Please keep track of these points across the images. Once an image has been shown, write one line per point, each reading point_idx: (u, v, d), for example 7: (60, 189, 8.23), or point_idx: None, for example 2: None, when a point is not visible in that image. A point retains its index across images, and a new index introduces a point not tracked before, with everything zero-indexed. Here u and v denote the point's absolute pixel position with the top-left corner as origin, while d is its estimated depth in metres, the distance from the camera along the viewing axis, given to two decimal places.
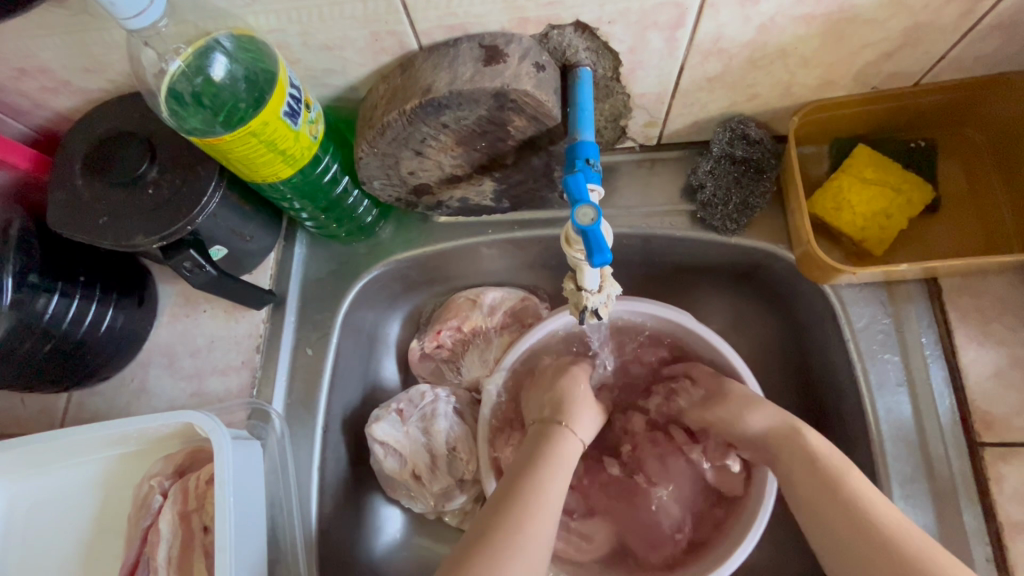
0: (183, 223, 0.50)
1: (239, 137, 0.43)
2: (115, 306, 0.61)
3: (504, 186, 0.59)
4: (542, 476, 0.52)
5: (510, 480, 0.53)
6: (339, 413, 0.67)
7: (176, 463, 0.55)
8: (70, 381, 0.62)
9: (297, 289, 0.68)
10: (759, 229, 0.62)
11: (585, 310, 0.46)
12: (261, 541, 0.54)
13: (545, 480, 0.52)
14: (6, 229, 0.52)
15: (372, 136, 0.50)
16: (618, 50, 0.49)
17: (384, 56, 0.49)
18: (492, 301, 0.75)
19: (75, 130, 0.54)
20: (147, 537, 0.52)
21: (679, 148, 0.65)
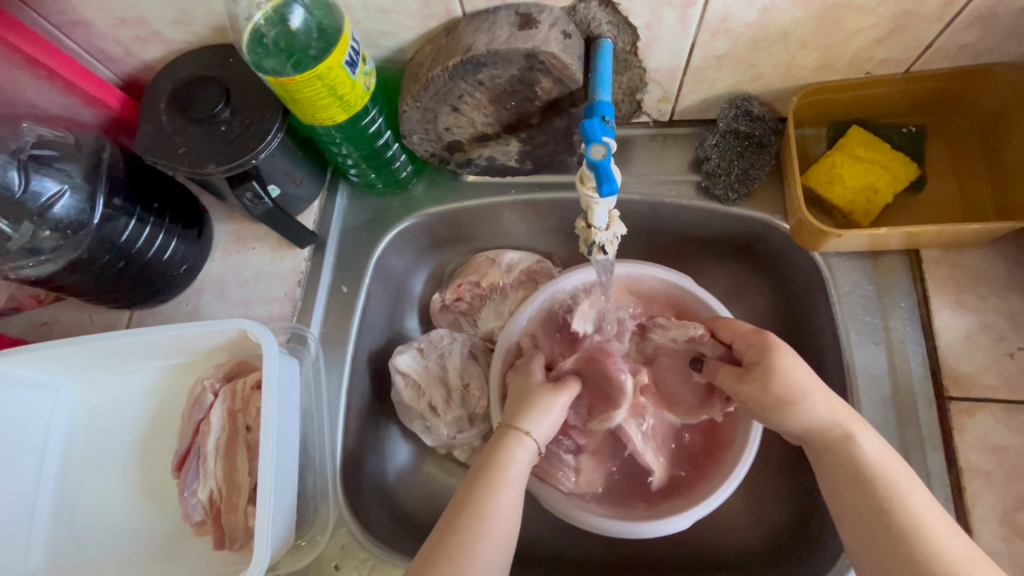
0: (249, 156, 0.58)
1: (307, 78, 0.51)
2: (179, 236, 0.69)
3: (528, 146, 0.66)
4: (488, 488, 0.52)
5: (458, 504, 0.51)
6: (367, 347, 0.75)
7: (225, 369, 0.63)
8: (134, 298, 0.69)
9: (336, 234, 0.75)
10: (758, 200, 0.68)
11: (593, 245, 0.53)
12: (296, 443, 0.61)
13: (493, 504, 0.51)
14: (99, 157, 0.61)
15: (417, 90, 0.58)
16: (636, 25, 0.56)
17: (432, 21, 0.57)
18: (509, 260, 0.82)
19: (161, 75, 0.63)
20: (199, 428, 0.60)
21: (690, 126, 0.71)
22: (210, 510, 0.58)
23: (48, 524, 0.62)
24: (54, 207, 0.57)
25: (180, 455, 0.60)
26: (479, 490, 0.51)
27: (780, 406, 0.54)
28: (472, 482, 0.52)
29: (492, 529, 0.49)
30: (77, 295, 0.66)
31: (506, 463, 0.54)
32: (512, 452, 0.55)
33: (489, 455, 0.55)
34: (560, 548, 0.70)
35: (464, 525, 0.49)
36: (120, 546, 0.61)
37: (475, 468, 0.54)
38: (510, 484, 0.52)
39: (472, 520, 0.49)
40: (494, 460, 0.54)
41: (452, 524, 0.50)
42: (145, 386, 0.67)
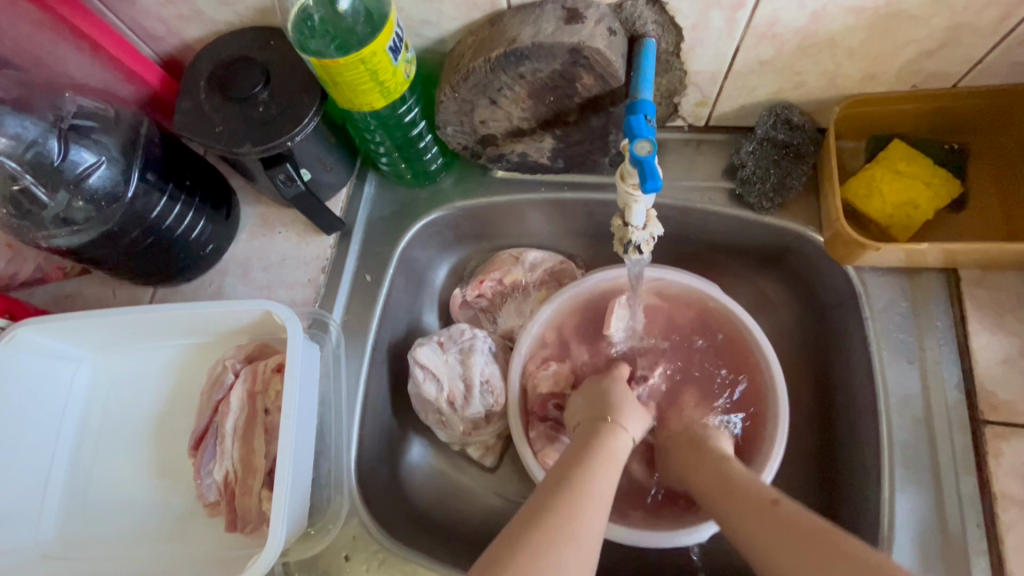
0: (284, 138, 0.58)
1: (350, 62, 0.50)
2: (207, 216, 0.69)
3: (563, 144, 0.66)
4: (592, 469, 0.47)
5: (557, 477, 0.47)
6: (387, 339, 0.74)
7: (246, 351, 0.63)
8: (161, 276, 0.70)
9: (363, 222, 0.75)
10: (792, 210, 0.67)
11: (629, 244, 0.52)
12: (313, 429, 0.60)
13: (596, 480, 0.47)
14: (137, 132, 0.61)
15: (456, 81, 0.58)
16: (681, 26, 0.56)
17: (476, 12, 0.56)
18: (533, 259, 0.81)
19: (202, 54, 0.63)
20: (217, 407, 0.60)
21: (725, 132, 0.70)
22: (224, 492, 0.58)
23: (61, 496, 0.62)
24: (89, 178, 0.57)
25: (198, 434, 0.60)
26: (581, 465, 0.48)
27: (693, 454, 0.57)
28: (572, 461, 0.49)
29: (592, 500, 0.44)
30: (102, 268, 0.66)
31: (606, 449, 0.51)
32: (612, 440, 0.52)
33: (586, 441, 0.52)
34: None
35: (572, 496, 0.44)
36: (131, 523, 0.61)
37: (571, 452, 0.51)
38: (612, 467, 0.49)
39: (576, 491, 0.45)
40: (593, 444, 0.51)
41: (553, 496, 0.45)
42: (165, 364, 0.67)
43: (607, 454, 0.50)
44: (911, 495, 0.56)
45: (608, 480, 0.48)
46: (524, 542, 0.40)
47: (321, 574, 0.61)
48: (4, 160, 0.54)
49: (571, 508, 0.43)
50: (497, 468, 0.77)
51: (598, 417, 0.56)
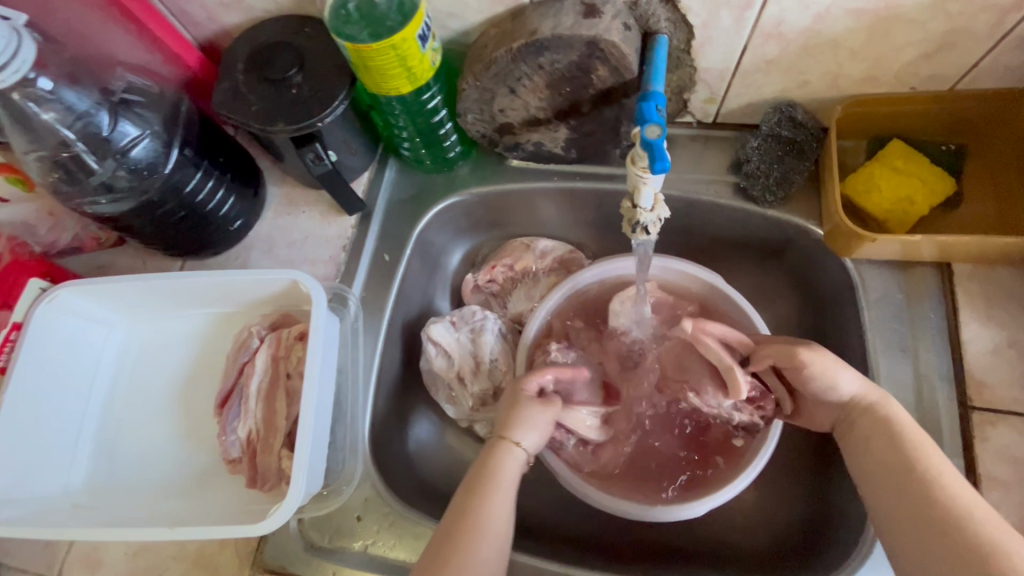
0: (316, 118, 0.62)
1: (382, 47, 0.54)
2: (236, 193, 0.73)
3: (576, 134, 0.69)
4: (475, 501, 0.51)
5: (451, 515, 0.52)
6: (402, 316, 0.77)
7: (270, 319, 0.66)
8: (190, 248, 0.74)
9: (383, 205, 0.78)
10: (794, 204, 0.70)
11: (637, 224, 0.55)
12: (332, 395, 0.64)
13: (484, 514, 0.51)
14: (177, 109, 0.65)
15: (479, 70, 0.61)
16: (693, 24, 0.59)
17: (499, 6, 0.60)
18: (544, 247, 0.85)
19: (239, 39, 0.66)
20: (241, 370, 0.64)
21: (732, 129, 0.73)
22: (246, 449, 0.61)
23: (91, 451, 0.66)
24: (132, 151, 0.61)
25: (223, 394, 0.63)
26: (471, 500, 0.52)
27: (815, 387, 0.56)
28: (463, 493, 0.52)
29: (481, 539, 0.49)
30: (135, 237, 0.69)
31: (493, 474, 0.53)
32: (501, 463, 0.54)
33: (476, 467, 0.54)
34: (575, 524, 0.72)
35: (457, 536, 0.50)
36: (158, 478, 0.64)
37: (466, 481, 0.54)
38: (500, 491, 0.52)
39: (465, 531, 0.50)
40: (480, 473, 0.54)
41: (444, 534, 0.50)
42: (192, 330, 0.70)
43: (495, 478, 0.53)
44: None
45: (499, 509, 0.52)
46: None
47: (334, 534, 0.64)
48: (59, 128, 0.58)
49: (457, 553, 0.49)
50: None
51: (493, 436, 0.57)
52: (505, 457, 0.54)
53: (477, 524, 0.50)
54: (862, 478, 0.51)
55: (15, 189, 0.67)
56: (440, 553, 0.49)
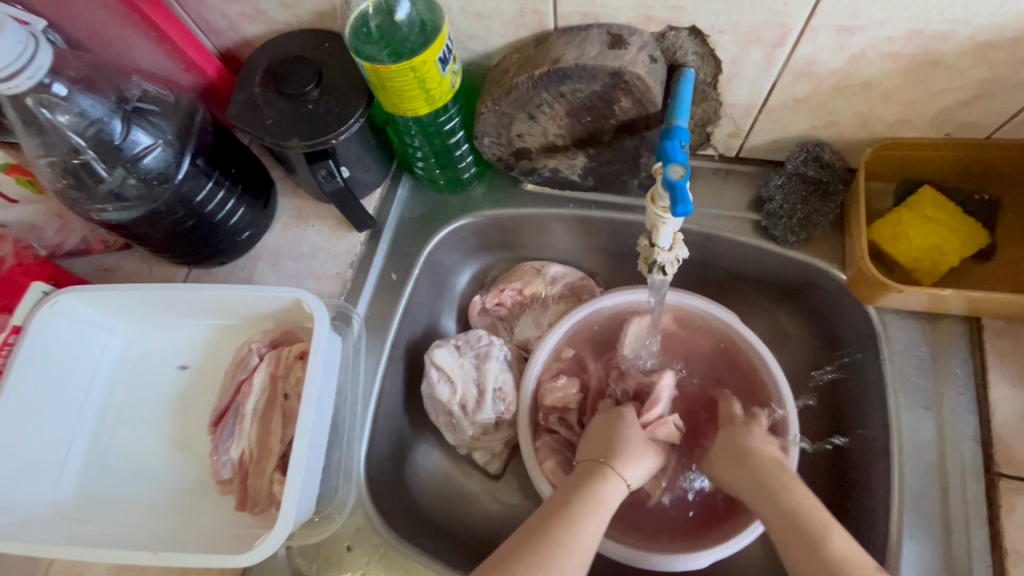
0: (329, 135, 0.61)
1: (401, 68, 0.53)
2: (245, 203, 0.72)
3: (595, 163, 0.68)
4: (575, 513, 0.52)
5: (548, 517, 0.52)
6: (406, 338, 0.76)
7: (272, 336, 0.65)
8: (197, 257, 0.73)
9: (394, 223, 0.77)
10: (816, 246, 0.67)
11: (653, 264, 0.53)
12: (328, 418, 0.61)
13: (582, 528, 0.51)
14: (192, 118, 0.64)
15: (498, 94, 0.60)
16: (721, 58, 0.57)
17: (524, 31, 0.59)
18: (555, 273, 0.83)
19: (260, 51, 0.65)
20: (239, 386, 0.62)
21: (755, 165, 0.71)
22: (238, 471, 0.60)
23: (81, 459, 0.64)
24: (144, 158, 0.60)
25: (219, 411, 0.62)
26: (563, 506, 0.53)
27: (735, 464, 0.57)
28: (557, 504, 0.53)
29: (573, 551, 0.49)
30: (140, 242, 0.68)
31: (596, 495, 0.54)
32: (608, 488, 0.55)
33: (577, 484, 0.56)
34: None
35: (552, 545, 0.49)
36: (146, 493, 0.63)
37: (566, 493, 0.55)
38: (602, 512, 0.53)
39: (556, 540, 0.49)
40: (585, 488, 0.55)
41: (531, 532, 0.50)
42: (192, 341, 0.69)
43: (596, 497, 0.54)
44: (920, 542, 0.55)
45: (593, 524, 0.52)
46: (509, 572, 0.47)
47: (323, 563, 0.62)
48: (69, 135, 0.57)
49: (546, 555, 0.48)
50: (502, 476, 0.78)
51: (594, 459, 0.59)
52: (611, 484, 0.55)
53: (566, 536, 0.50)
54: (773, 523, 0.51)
55: (25, 191, 0.67)
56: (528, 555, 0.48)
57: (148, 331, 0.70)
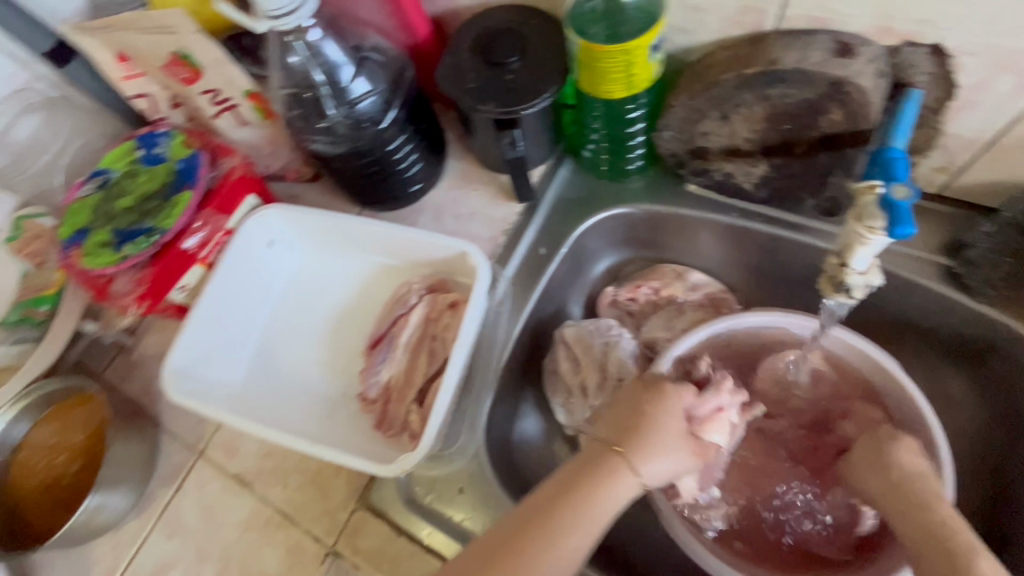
0: (523, 105, 0.64)
1: (614, 52, 0.55)
2: (423, 158, 0.78)
3: (775, 174, 0.66)
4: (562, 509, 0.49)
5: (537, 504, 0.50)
6: (540, 311, 0.78)
7: (430, 281, 0.70)
8: (373, 199, 0.80)
9: (550, 200, 0.79)
10: (1016, 307, 0.61)
11: (840, 284, 0.50)
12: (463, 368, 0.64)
13: (571, 526, 0.49)
14: (403, 73, 0.71)
15: (697, 89, 0.60)
16: (958, 83, 0.53)
17: (738, 29, 0.58)
18: (696, 280, 0.81)
19: (472, 19, 0.70)
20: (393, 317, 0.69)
21: (956, 206, 0.65)
22: (383, 393, 0.66)
23: (250, 353, 0.74)
24: (360, 102, 0.67)
25: (375, 337, 0.68)
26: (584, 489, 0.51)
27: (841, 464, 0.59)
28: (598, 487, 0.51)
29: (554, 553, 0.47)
30: (331, 175, 0.77)
31: (594, 493, 0.50)
32: (608, 485, 0.51)
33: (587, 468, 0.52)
34: None
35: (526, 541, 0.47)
36: (299, 395, 0.71)
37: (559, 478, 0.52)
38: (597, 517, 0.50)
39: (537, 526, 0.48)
40: (585, 474, 0.52)
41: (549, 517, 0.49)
42: (357, 273, 0.76)
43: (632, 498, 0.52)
44: None
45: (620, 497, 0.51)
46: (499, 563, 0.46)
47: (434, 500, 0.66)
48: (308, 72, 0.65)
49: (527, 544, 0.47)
50: None
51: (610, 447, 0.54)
52: (618, 485, 0.51)
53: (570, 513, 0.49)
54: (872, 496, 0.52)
55: (256, 116, 0.75)
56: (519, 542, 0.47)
57: (320, 256, 0.78)
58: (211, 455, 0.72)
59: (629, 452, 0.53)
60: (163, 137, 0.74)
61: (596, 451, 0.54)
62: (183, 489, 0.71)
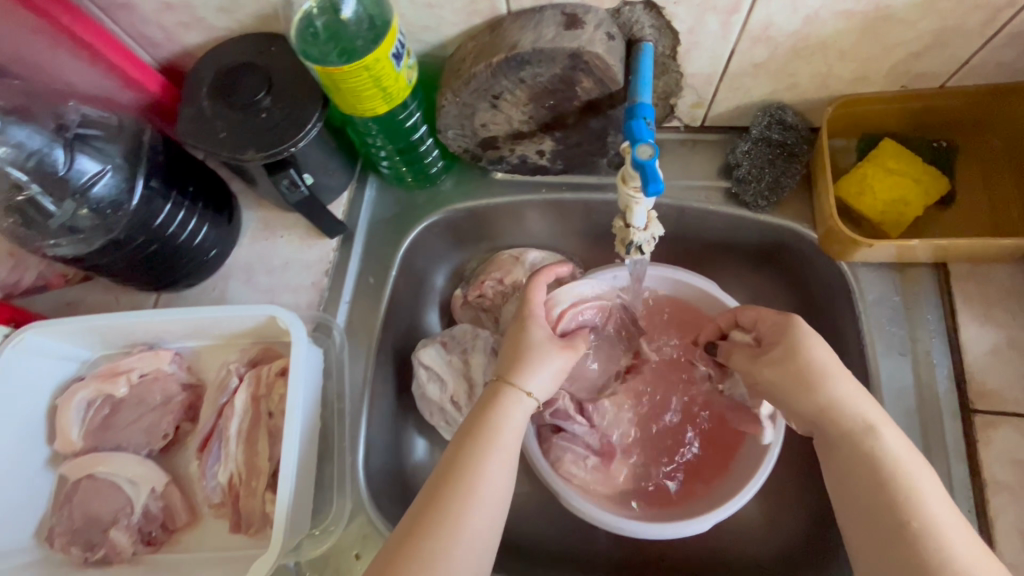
0: (288, 144, 0.59)
1: (355, 69, 0.51)
2: (211, 221, 0.69)
3: (562, 146, 0.67)
4: (474, 453, 0.51)
5: (444, 464, 0.52)
6: (390, 340, 0.75)
7: (250, 355, 0.64)
8: (162, 282, 0.70)
9: (365, 225, 0.76)
10: (787, 207, 0.68)
11: (630, 244, 0.53)
12: (311, 439, 0.60)
13: (461, 513, 0.48)
14: (141, 137, 0.61)
15: (458, 85, 0.58)
16: (678, 29, 0.57)
17: (476, 18, 0.57)
18: (533, 259, 0.81)
19: (204, 60, 0.63)
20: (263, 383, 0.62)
21: (720, 132, 0.71)
22: (228, 494, 0.59)
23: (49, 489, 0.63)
24: (96, 186, 0.58)
25: (204, 437, 0.62)
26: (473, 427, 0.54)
27: (805, 387, 0.51)
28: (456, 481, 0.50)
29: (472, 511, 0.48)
30: (116, 276, 0.67)
31: (463, 491, 0.49)
32: (506, 406, 0.55)
33: (472, 421, 0.55)
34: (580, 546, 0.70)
35: (517, 352, 0.59)
36: None
37: (460, 435, 0.54)
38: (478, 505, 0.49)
39: (437, 517, 0.48)
40: (482, 426, 0.54)
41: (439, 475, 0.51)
42: None
43: (908, 482, 0.45)
44: None
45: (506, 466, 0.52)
46: (413, 534, 0.47)
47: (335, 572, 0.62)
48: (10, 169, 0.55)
49: (446, 502, 0.49)
50: None
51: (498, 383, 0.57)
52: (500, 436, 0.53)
53: (453, 530, 0.47)
54: (855, 494, 0.46)
55: None
56: (430, 512, 0.48)
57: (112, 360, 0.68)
58: None
59: (507, 379, 0.57)
60: None
61: (466, 426, 0.54)
62: None
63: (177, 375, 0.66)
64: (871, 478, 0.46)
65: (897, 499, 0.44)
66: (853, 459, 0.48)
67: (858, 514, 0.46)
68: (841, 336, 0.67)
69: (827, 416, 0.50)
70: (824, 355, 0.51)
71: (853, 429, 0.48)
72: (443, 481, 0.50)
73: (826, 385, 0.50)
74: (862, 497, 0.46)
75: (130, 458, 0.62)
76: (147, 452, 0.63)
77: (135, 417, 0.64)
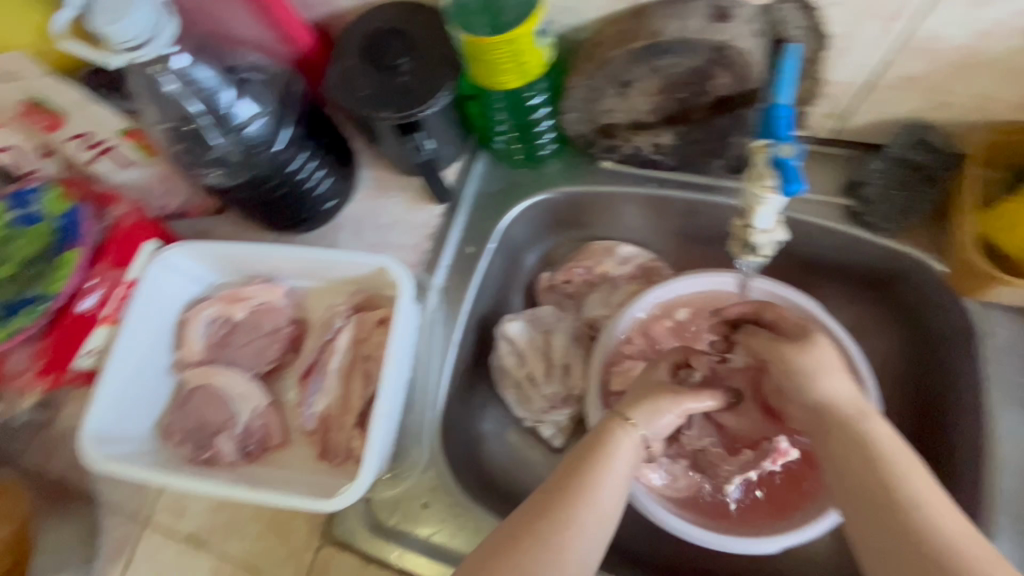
0: (421, 108, 0.62)
1: (501, 41, 0.54)
2: (333, 174, 0.74)
3: (680, 141, 0.66)
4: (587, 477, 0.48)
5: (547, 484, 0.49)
6: (478, 310, 0.77)
7: (355, 300, 0.69)
8: (281, 223, 0.76)
9: (470, 196, 0.78)
10: (913, 234, 0.64)
11: (748, 245, 0.52)
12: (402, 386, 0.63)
13: (566, 537, 0.45)
14: (292, 87, 0.67)
15: (591, 68, 0.59)
16: (830, 33, 0.55)
17: (621, 3, 0.57)
18: (626, 253, 0.82)
19: (353, 27, 0.66)
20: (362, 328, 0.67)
21: (848, 147, 0.68)
22: (322, 423, 0.64)
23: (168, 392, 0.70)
24: (251, 126, 0.63)
25: (307, 367, 0.68)
26: (563, 506, 0.46)
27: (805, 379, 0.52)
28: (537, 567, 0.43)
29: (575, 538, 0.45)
30: (247, 212, 0.74)
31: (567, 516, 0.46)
32: (617, 440, 0.52)
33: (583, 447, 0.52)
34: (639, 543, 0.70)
35: (642, 393, 0.56)
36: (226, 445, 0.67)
37: (568, 459, 0.51)
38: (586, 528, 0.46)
39: (545, 535, 0.45)
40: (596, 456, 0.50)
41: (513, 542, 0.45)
42: None
43: (890, 458, 0.44)
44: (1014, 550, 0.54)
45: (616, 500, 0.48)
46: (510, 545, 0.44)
47: (402, 520, 0.65)
48: (190, 99, 0.61)
49: (556, 521, 0.46)
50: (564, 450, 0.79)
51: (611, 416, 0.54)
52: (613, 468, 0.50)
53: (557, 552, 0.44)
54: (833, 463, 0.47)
55: (138, 154, 0.69)
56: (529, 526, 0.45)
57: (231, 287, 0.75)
58: (158, 519, 0.68)
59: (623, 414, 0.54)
60: (34, 193, 0.67)
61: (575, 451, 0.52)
62: (134, 562, 0.67)
63: (286, 309, 0.72)
64: (851, 448, 0.46)
65: (887, 480, 0.43)
66: (846, 445, 0.47)
67: (849, 483, 0.45)
68: (955, 378, 0.62)
69: (825, 410, 0.50)
70: (828, 355, 0.52)
71: (851, 416, 0.48)
72: (545, 500, 0.47)
73: (819, 381, 0.51)
74: (847, 473, 0.46)
75: (239, 375, 0.68)
76: (253, 374, 0.69)
77: (250, 339, 0.70)
